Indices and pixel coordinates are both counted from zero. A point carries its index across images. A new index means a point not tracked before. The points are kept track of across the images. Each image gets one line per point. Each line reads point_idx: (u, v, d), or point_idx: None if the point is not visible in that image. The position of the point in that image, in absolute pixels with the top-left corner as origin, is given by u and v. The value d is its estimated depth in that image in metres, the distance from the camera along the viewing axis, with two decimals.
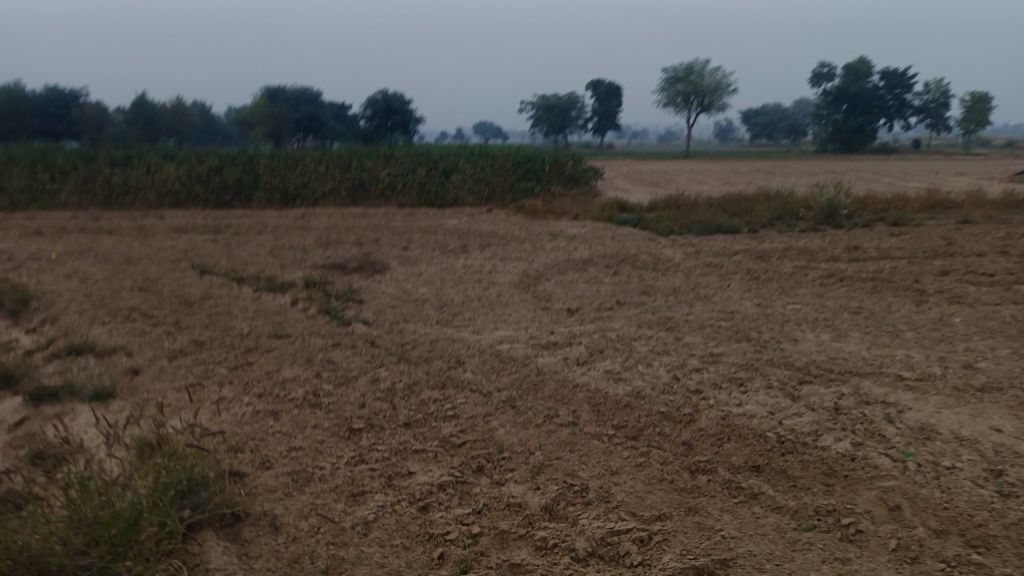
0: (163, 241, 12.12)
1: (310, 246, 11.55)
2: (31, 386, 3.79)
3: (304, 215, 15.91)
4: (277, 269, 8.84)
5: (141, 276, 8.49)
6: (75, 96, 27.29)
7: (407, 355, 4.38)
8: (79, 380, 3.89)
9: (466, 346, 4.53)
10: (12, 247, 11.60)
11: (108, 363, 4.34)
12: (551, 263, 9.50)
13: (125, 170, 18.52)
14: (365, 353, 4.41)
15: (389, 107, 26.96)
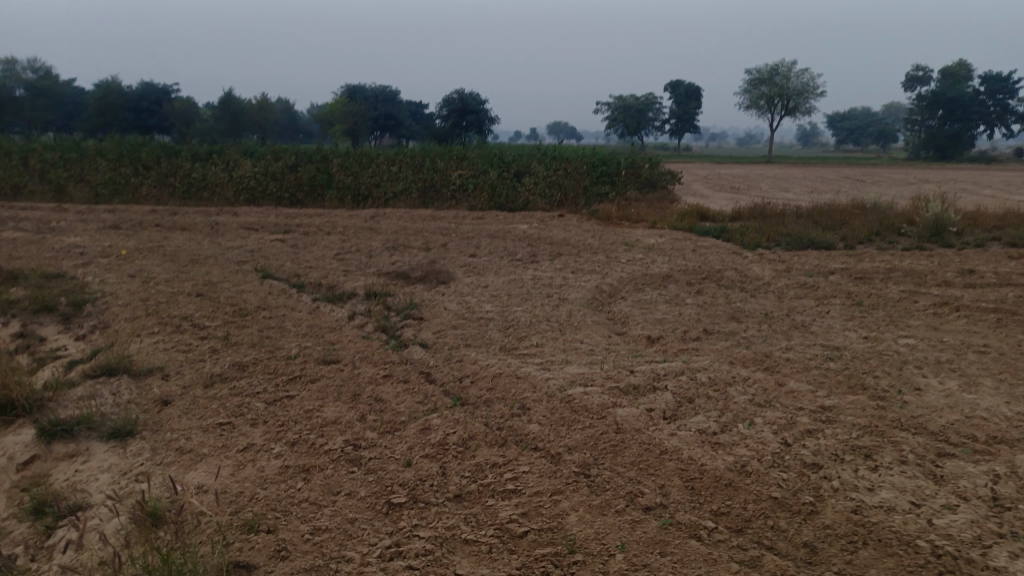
0: (233, 239, 12.05)
1: (375, 249, 11.22)
2: (48, 419, 3.40)
3: (374, 215, 15.70)
4: (339, 276, 8.49)
5: (203, 279, 8.29)
6: (166, 91, 28.11)
7: (465, 396, 3.81)
8: (100, 414, 3.48)
9: (532, 386, 3.93)
10: (87, 242, 11.70)
11: (139, 388, 3.95)
12: (628, 277, 8.84)
13: (204, 166, 18.80)
14: (418, 391, 3.87)
15: (465, 106, 26.68)
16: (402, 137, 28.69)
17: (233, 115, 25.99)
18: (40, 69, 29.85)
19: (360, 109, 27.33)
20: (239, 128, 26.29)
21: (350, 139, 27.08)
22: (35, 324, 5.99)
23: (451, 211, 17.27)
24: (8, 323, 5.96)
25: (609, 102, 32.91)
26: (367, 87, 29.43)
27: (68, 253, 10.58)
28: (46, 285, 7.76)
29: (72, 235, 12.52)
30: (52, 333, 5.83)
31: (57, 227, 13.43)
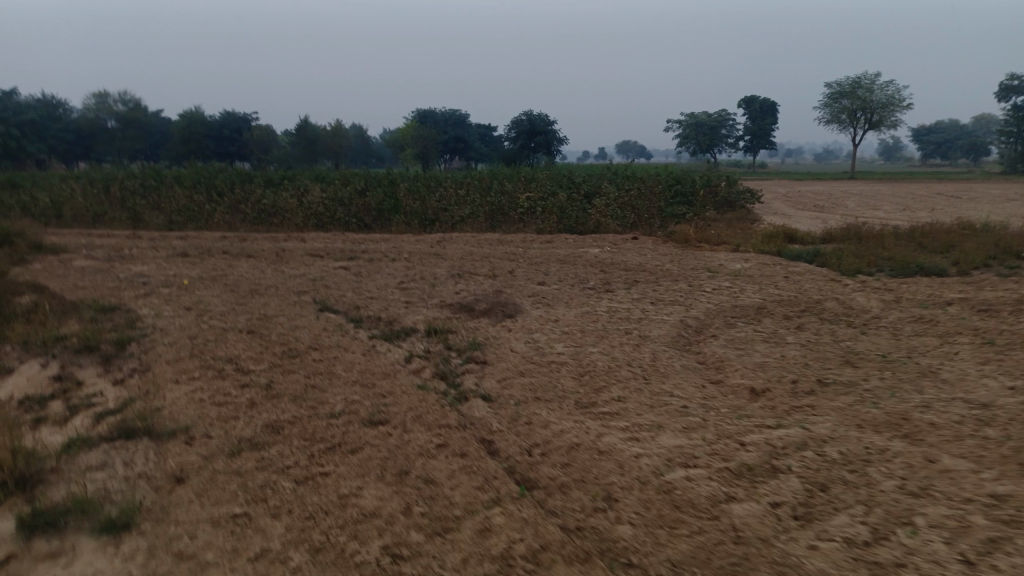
0: (297, 267, 11.72)
1: (440, 277, 10.65)
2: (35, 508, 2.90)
3: (440, 240, 15.27)
4: (401, 308, 7.92)
5: (259, 312, 7.85)
6: (247, 119, 28.74)
7: (536, 484, 3.16)
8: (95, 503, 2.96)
9: (620, 469, 3.22)
10: (154, 270, 11.60)
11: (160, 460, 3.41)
12: (715, 309, 7.94)
13: (275, 192, 18.80)
14: (480, 473, 3.20)
15: (534, 127, 26.17)
16: (471, 160, 28.49)
17: (308, 141, 26.25)
18: (129, 101, 31.01)
19: (430, 133, 27.22)
20: (315, 154, 26.53)
21: (420, 162, 26.98)
22: (75, 366, 5.59)
23: (519, 235, 16.64)
24: (48, 364, 5.57)
25: (681, 120, 31.81)
26: (438, 112, 29.27)
27: (133, 282, 10.43)
28: (103, 322, 7.47)
29: (140, 263, 12.46)
30: (91, 376, 5.42)
31: (129, 255, 13.45)
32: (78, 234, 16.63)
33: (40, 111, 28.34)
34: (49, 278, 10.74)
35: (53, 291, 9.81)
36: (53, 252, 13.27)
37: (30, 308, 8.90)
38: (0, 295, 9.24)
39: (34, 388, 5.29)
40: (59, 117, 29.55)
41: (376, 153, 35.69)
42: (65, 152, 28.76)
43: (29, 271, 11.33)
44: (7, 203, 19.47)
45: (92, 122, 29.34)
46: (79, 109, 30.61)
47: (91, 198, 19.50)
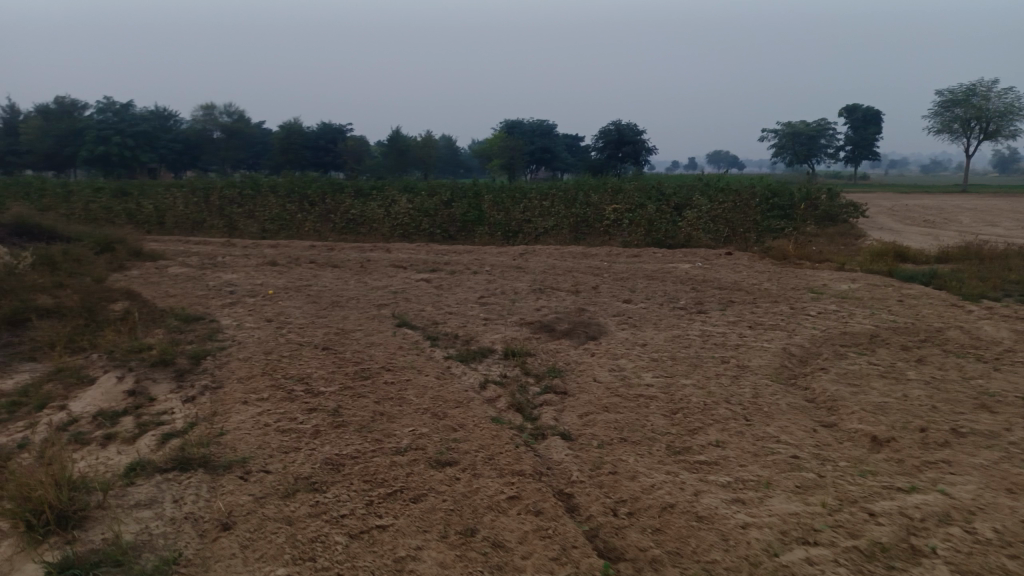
0: (380, 278, 11.65)
1: (522, 292, 10.30)
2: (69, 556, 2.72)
3: (523, 253, 14.95)
4: (480, 325, 7.61)
5: (337, 325, 7.72)
6: (342, 130, 29.44)
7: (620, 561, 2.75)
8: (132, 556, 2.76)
9: (724, 548, 2.78)
10: (242, 279, 11.76)
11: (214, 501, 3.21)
12: (821, 336, 7.23)
13: (363, 202, 19.02)
14: (560, 542, 2.84)
15: (621, 137, 25.57)
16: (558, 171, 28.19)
17: (399, 152, 26.59)
18: (234, 114, 32.41)
19: (517, 143, 27.06)
20: (405, 164, 26.82)
21: (507, 173, 26.87)
22: (149, 380, 5.54)
23: (605, 248, 16.12)
24: (125, 378, 5.55)
25: (777, 130, 30.43)
26: (525, 123, 29.07)
27: (221, 291, 10.59)
28: (186, 333, 7.50)
29: (230, 271, 12.71)
30: (164, 392, 5.33)
31: (221, 263, 13.77)
32: (178, 241, 17.25)
33: (153, 123, 29.95)
34: (144, 285, 11.05)
35: (145, 298, 10.04)
36: (152, 259, 13.74)
37: (122, 315, 9.11)
38: (96, 302, 9.51)
39: (110, 403, 5.27)
40: (170, 128, 31.15)
41: (463, 163, 35.94)
42: (174, 162, 30.30)
43: (127, 277, 11.70)
44: (116, 210, 20.49)
45: (200, 134, 30.88)
46: (188, 121, 32.17)
47: (192, 207, 20.27)
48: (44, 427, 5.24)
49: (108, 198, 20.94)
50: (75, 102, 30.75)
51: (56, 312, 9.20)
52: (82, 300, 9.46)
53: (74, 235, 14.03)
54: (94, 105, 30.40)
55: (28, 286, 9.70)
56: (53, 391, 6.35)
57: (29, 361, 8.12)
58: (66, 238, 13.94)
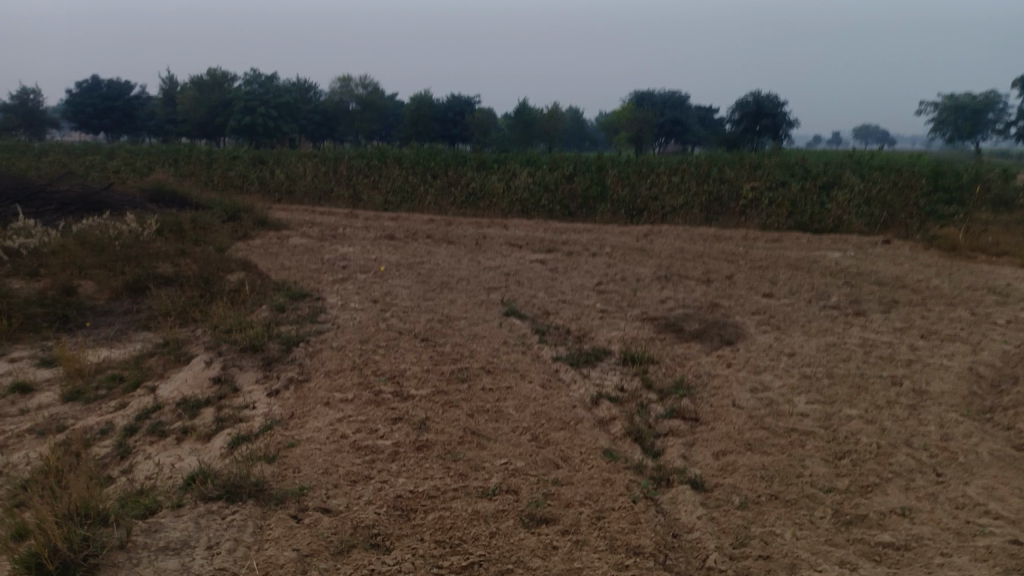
0: (495, 258, 11.04)
1: (646, 280, 9.36)
2: None
3: (648, 233, 13.91)
4: (598, 319, 6.78)
5: (442, 308, 7.14)
6: (470, 101, 29.17)
7: None
8: None
9: None
10: (357, 252, 11.51)
11: (263, 562, 2.71)
12: (1018, 353, 5.87)
13: (484, 175, 18.57)
14: None
15: (760, 108, 23.57)
16: (689, 145, 26.64)
17: (524, 124, 25.92)
18: (369, 86, 32.93)
19: (647, 115, 25.71)
20: (530, 136, 26.10)
21: (634, 146, 25.61)
22: (236, 367, 5.16)
23: (741, 229, 14.74)
24: (213, 363, 5.20)
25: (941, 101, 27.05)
26: (656, 93, 27.52)
27: (334, 265, 10.34)
28: (289, 311, 7.17)
29: (348, 243, 12.53)
30: (248, 382, 4.92)
31: (341, 235, 13.65)
32: (304, 211, 17.45)
33: (294, 94, 30.94)
34: (263, 255, 11.00)
35: (260, 270, 9.93)
36: (275, 228, 13.81)
37: (236, 286, 8.99)
38: (213, 271, 9.46)
39: (193, 391, 4.92)
40: (309, 99, 32.08)
41: (590, 136, 34.94)
42: (312, 132, 31.22)
43: (248, 246, 11.74)
44: (251, 178, 21.11)
45: (337, 105, 31.71)
46: (325, 93, 32.97)
47: (320, 177, 20.52)
48: (131, 412, 4.97)
49: (245, 166, 21.62)
50: (225, 74, 32.24)
51: (176, 281, 9.21)
52: (200, 269, 9.43)
53: (205, 202, 14.34)
54: (242, 77, 31.77)
55: (152, 254, 9.80)
56: (153, 369, 6.15)
57: (144, 332, 8.10)
58: (198, 205, 14.27)
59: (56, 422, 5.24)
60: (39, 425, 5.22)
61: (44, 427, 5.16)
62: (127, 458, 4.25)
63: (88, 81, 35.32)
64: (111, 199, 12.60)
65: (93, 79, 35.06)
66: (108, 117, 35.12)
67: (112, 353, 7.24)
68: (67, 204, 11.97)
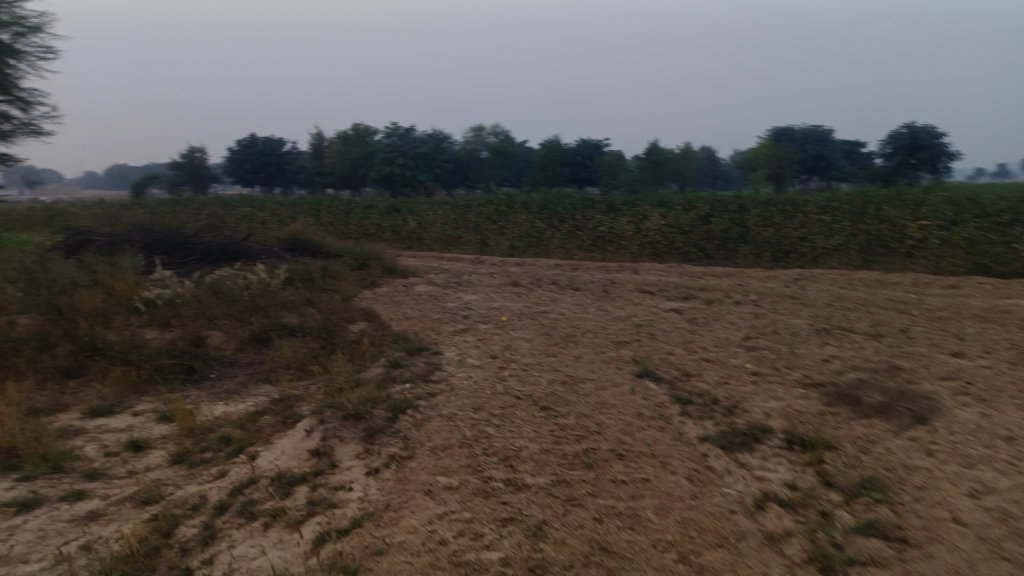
0: (626, 306, 10.20)
1: (804, 334, 8.16)
2: None
3: (799, 278, 12.57)
4: (750, 385, 5.76)
5: (569, 366, 6.36)
6: (600, 145, 28.71)
7: None
8: None
9: None
10: (480, 300, 11.04)
11: None
12: None
13: (614, 218, 17.84)
14: None
15: (915, 140, 21.52)
16: (834, 181, 24.74)
17: (655, 165, 25.04)
18: (501, 134, 33.34)
19: (786, 151, 24.14)
20: (662, 177, 25.15)
21: (773, 184, 24.02)
22: (337, 437, 4.63)
23: (905, 273, 13.04)
24: (313, 431, 4.70)
25: None
26: (796, 129, 25.84)
27: (456, 314, 9.88)
28: (403, 367, 6.66)
29: (472, 291, 12.10)
30: (348, 458, 4.37)
31: (466, 282, 13.30)
32: (433, 258, 17.40)
33: (429, 145, 31.78)
34: (387, 303, 10.75)
35: (382, 319, 9.58)
36: (403, 275, 13.66)
37: (356, 338, 8.67)
38: (336, 320, 9.23)
39: (289, 466, 4.42)
40: (444, 149, 32.87)
41: (725, 174, 33.44)
42: (446, 180, 31.84)
43: (374, 293, 11.56)
44: (385, 226, 21.50)
45: (470, 154, 32.36)
46: (459, 142, 33.75)
47: (450, 223, 20.55)
48: (226, 485, 4.55)
49: (380, 215, 22.09)
50: (367, 128, 33.75)
51: (299, 331, 9.05)
52: (324, 319, 9.21)
53: (337, 250, 14.48)
54: (382, 130, 33.11)
55: (279, 303, 9.74)
56: (261, 430, 5.79)
57: (264, 385, 7.90)
58: (331, 253, 14.43)
59: (155, 490, 4.93)
60: (140, 494, 4.92)
61: (142, 495, 4.85)
62: (211, 544, 3.78)
63: (247, 139, 38.13)
64: (250, 248, 12.93)
65: (251, 137, 37.81)
66: (262, 172, 37.72)
67: (229, 409, 7.03)
68: (208, 255, 12.37)
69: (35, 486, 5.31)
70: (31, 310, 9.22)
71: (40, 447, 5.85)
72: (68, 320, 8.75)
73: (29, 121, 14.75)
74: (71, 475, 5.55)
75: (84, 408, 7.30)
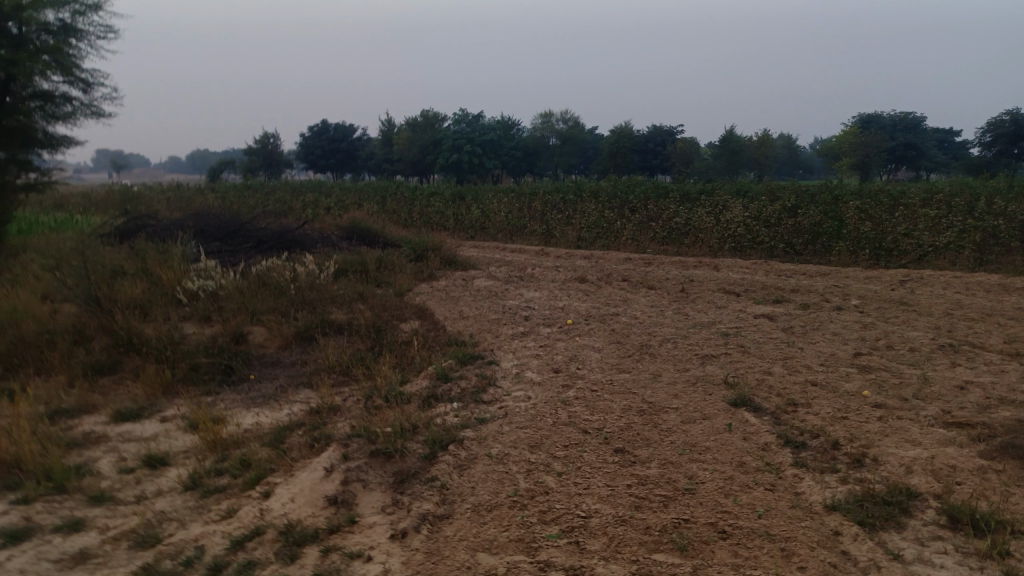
0: (708, 309, 9.04)
1: (927, 352, 6.89)
2: None
3: (905, 281, 11.14)
4: (878, 427, 4.60)
5: (647, 388, 5.34)
6: (673, 131, 27.27)
7: None
8: None
9: None
10: (545, 297, 10.08)
11: None
12: None
13: (690, 208, 16.57)
14: None
15: (1019, 128, 19.20)
16: (924, 172, 22.90)
17: (732, 153, 23.46)
18: (570, 121, 32.14)
19: (874, 139, 22.16)
20: (739, 165, 23.58)
21: (859, 174, 22.19)
22: (361, 482, 3.78)
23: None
24: (333, 469, 3.85)
25: None
26: (885, 115, 23.79)
27: (517, 313, 8.94)
28: (453, 381, 5.77)
29: (537, 287, 11.15)
30: (373, 510, 3.52)
31: (530, 276, 12.33)
32: (497, 248, 16.52)
33: (498, 131, 30.95)
34: (444, 298, 9.90)
35: (437, 317, 8.72)
36: (464, 267, 12.82)
37: (407, 338, 7.83)
38: (386, 318, 8.44)
39: (303, 516, 3.60)
40: (512, 135, 31.97)
41: (805, 163, 31.56)
42: (514, 168, 30.97)
43: (431, 287, 10.74)
44: (449, 215, 20.75)
45: (538, 140, 31.38)
46: (528, 129, 32.67)
47: (515, 212, 19.60)
48: (229, 533, 3.75)
49: (444, 203, 21.32)
50: (436, 114, 33.14)
51: (346, 329, 8.29)
52: (374, 316, 8.42)
53: (396, 240, 13.76)
54: (451, 116, 32.45)
55: (328, 298, 9.01)
56: (286, 453, 5.00)
57: (304, 390, 7.16)
58: (390, 242, 13.71)
59: (155, 528, 4.19)
60: (139, 531, 4.20)
61: (139, 534, 4.13)
62: None
63: (318, 125, 38.06)
64: (305, 237, 12.32)
65: (322, 123, 37.71)
66: (332, 158, 37.68)
67: (262, 419, 6.30)
68: (262, 242, 11.83)
69: (32, 511, 4.67)
70: (72, 299, 8.78)
71: (47, 461, 5.24)
72: (104, 313, 8.24)
73: (90, 103, 14.57)
74: (75, 498, 4.90)
75: (110, 411, 6.72)
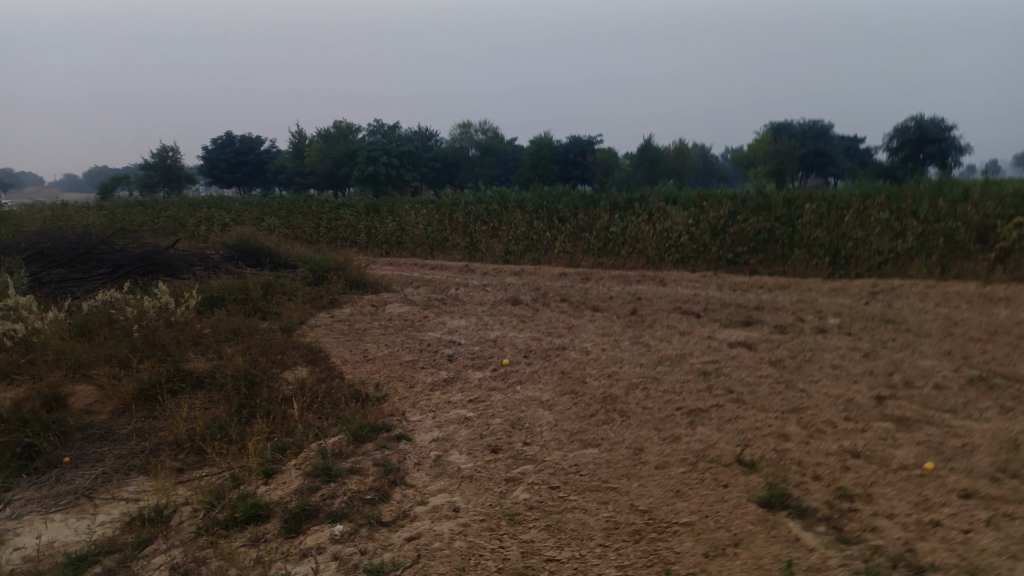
0: (670, 337, 7.38)
1: (961, 392, 5.41)
2: None
3: (876, 293, 9.89)
4: (996, 542, 2.98)
5: (630, 482, 3.56)
6: (592, 141, 26.08)
7: None
8: None
9: None
10: (471, 326, 8.24)
11: None
12: None
13: (624, 217, 15.09)
14: None
15: (923, 134, 18.62)
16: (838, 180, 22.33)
17: (651, 162, 22.32)
18: (490, 131, 30.45)
19: (788, 146, 21.53)
20: (661, 174, 22.43)
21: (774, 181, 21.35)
22: None
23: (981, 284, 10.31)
24: None
25: None
26: (795, 123, 23.23)
27: (436, 350, 7.03)
28: (339, 478, 3.84)
29: (462, 312, 9.27)
30: None
31: (453, 298, 10.46)
32: (414, 266, 14.57)
33: (415, 142, 29.01)
34: (344, 333, 7.89)
35: (335, 360, 6.73)
36: (375, 290, 10.81)
37: (288, 395, 5.82)
38: (263, 365, 6.39)
39: None
40: (431, 147, 30.07)
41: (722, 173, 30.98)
42: (433, 180, 29.04)
43: (333, 317, 8.72)
44: (360, 229, 18.67)
45: (457, 151, 29.61)
46: (446, 140, 30.87)
47: (435, 225, 17.66)
48: None
49: (356, 215, 19.16)
50: (351, 125, 30.90)
51: (207, 383, 6.20)
52: (246, 363, 6.35)
53: (294, 259, 11.65)
54: (366, 126, 30.26)
55: (187, 341, 6.89)
56: None
57: (137, 478, 5.07)
58: (286, 262, 11.58)
59: None
60: None
61: None
62: None
63: (222, 136, 35.06)
64: (176, 259, 10.06)
65: (227, 134, 34.73)
66: (239, 172, 34.78)
67: (55, 541, 4.20)
68: (120, 267, 9.54)
69: None
70: None
71: None
72: None
73: None
74: None
75: None
